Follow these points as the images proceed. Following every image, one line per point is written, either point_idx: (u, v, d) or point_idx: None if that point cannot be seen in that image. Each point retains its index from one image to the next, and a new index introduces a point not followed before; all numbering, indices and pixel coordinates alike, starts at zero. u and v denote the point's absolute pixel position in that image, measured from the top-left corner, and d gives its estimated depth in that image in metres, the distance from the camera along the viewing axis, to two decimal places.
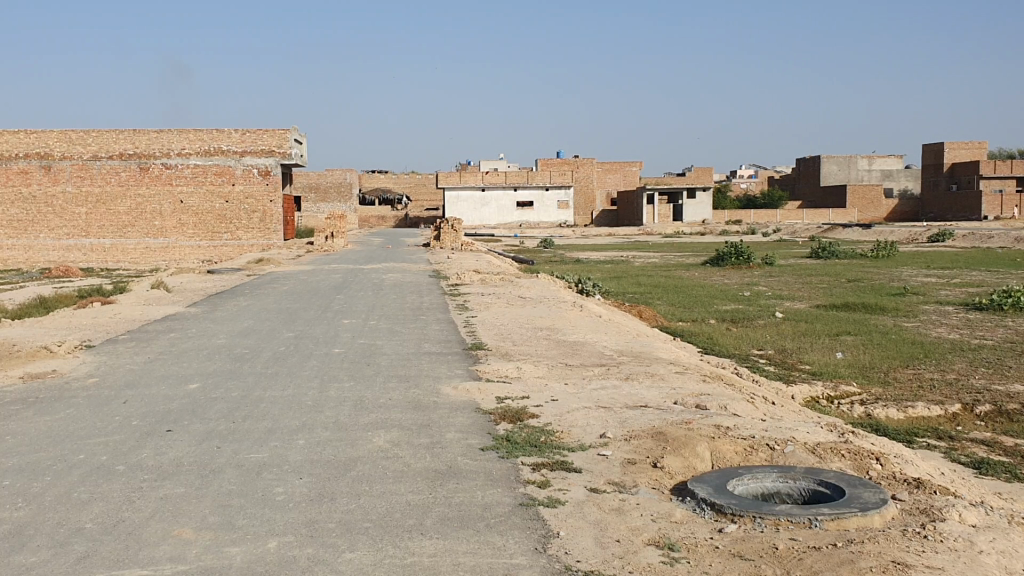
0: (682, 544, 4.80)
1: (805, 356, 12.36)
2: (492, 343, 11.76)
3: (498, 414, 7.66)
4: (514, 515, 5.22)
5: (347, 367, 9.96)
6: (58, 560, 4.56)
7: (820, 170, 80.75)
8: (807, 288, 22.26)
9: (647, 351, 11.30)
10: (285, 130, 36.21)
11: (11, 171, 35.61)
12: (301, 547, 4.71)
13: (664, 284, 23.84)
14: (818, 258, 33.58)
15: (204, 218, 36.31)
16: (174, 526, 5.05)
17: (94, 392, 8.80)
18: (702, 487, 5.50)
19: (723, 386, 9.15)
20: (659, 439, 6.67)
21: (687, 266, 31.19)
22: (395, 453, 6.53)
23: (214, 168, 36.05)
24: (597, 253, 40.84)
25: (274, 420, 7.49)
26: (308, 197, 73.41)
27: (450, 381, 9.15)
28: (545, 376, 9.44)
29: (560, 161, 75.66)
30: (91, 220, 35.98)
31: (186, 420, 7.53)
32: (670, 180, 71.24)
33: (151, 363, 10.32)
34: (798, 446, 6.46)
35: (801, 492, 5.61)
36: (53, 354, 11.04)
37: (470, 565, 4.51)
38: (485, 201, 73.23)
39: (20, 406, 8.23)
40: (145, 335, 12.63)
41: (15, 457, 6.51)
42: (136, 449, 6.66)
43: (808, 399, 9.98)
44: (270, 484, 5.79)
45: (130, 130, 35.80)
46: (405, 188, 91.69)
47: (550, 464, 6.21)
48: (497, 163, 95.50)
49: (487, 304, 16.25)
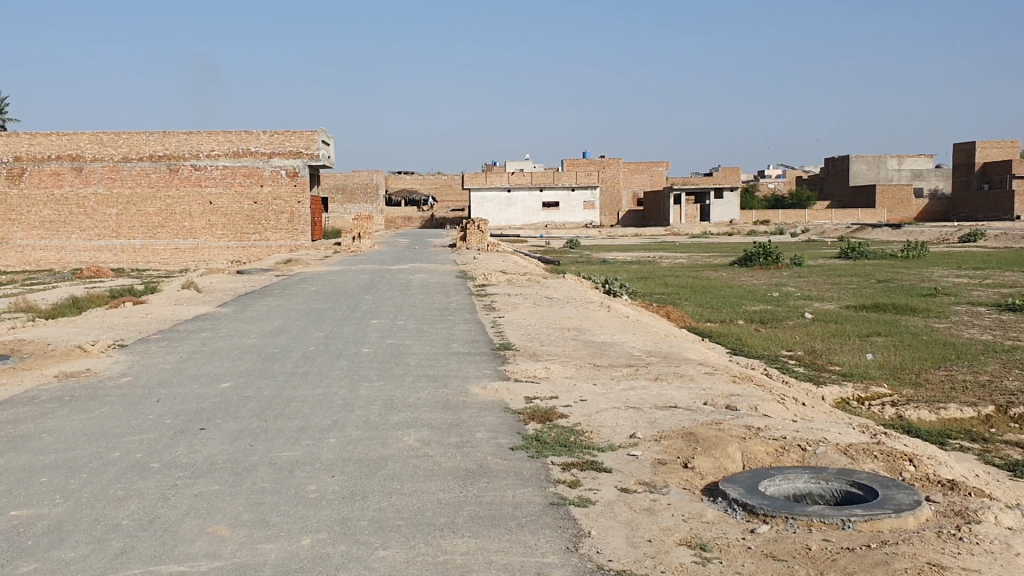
0: (715, 544, 4.79)
1: (834, 356, 12.30)
2: (520, 343, 11.79)
3: (528, 414, 7.68)
4: (545, 514, 5.23)
5: (377, 367, 10.01)
6: (97, 555, 4.64)
7: (850, 169, 80.15)
8: (836, 288, 22.21)
9: (676, 351, 11.31)
10: (313, 131, 36.40)
11: (44, 173, 36.05)
12: (335, 545, 4.75)
13: (692, 284, 23.81)
14: (849, 258, 33.32)
15: (233, 219, 36.61)
16: (209, 522, 5.11)
17: (126, 391, 8.90)
18: (733, 488, 5.49)
19: (753, 386, 9.14)
20: (689, 440, 6.67)
21: (715, 266, 31.32)
22: (426, 452, 6.55)
23: (242, 170, 36.33)
24: (625, 253, 41.38)
25: (305, 419, 7.55)
26: (336, 198, 73.73)
27: (478, 380, 9.18)
28: (573, 376, 9.47)
29: (586, 162, 75.53)
30: (122, 221, 36.41)
31: (219, 418, 7.61)
32: (699, 181, 71.08)
33: (184, 363, 10.44)
34: (830, 447, 6.43)
35: (834, 494, 5.59)
36: (87, 353, 11.20)
37: (503, 564, 4.53)
38: (512, 202, 73.28)
39: (56, 405, 8.35)
40: (178, 334, 12.77)
41: (52, 455, 6.60)
42: (171, 447, 6.75)
43: (839, 399, 9.92)
44: (302, 482, 5.85)
45: (160, 133, 36.16)
46: (430, 188, 91.76)
47: (580, 464, 6.21)
48: (522, 163, 96.01)
49: (514, 305, 16.32)
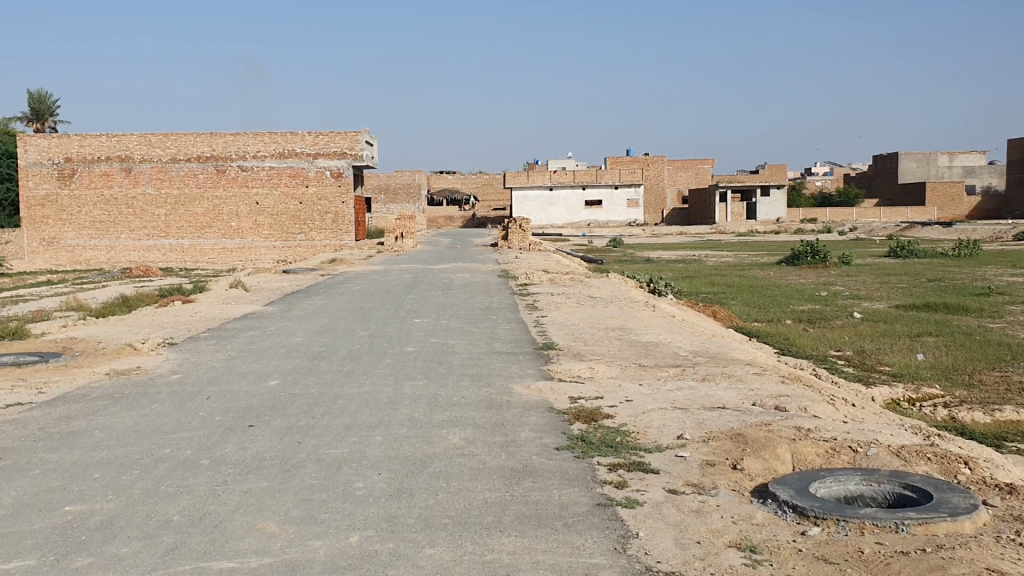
0: (765, 546, 4.72)
1: (885, 357, 12.08)
2: (564, 343, 11.71)
3: (572, 414, 7.65)
4: (591, 515, 5.20)
5: (421, 366, 10.03)
6: (149, 551, 4.71)
7: (899, 167, 78.80)
8: (885, 288, 21.72)
9: (723, 351, 11.18)
10: (357, 132, 36.50)
11: (94, 173, 36.73)
12: (383, 542, 4.77)
13: (737, 283, 23.44)
14: (898, 257, 32.73)
15: (279, 219, 37.01)
16: (259, 519, 5.15)
17: (177, 388, 9.04)
18: (783, 490, 5.41)
19: (802, 387, 9.00)
20: (738, 441, 6.58)
21: (761, 266, 30.52)
22: (471, 451, 6.55)
23: (287, 170, 36.69)
24: (669, 253, 40.16)
25: (351, 416, 7.61)
26: (379, 198, 74.18)
27: (522, 380, 9.17)
28: (618, 376, 9.41)
29: (629, 160, 75.15)
30: (171, 220, 37.02)
31: (267, 416, 7.70)
32: (744, 179, 70.34)
33: (232, 360, 10.57)
34: (883, 449, 6.30)
35: (886, 496, 5.49)
36: (138, 351, 11.38)
37: (550, 563, 4.51)
38: (554, 201, 73.19)
39: (108, 402, 8.51)
40: (226, 333, 12.93)
41: (105, 452, 6.72)
42: (221, 443, 6.83)
43: (889, 401, 9.73)
44: (350, 479, 5.88)
45: (208, 134, 36.64)
46: (472, 188, 91.96)
47: (627, 465, 6.17)
48: (565, 162, 95.78)
49: (558, 304, 16.24)
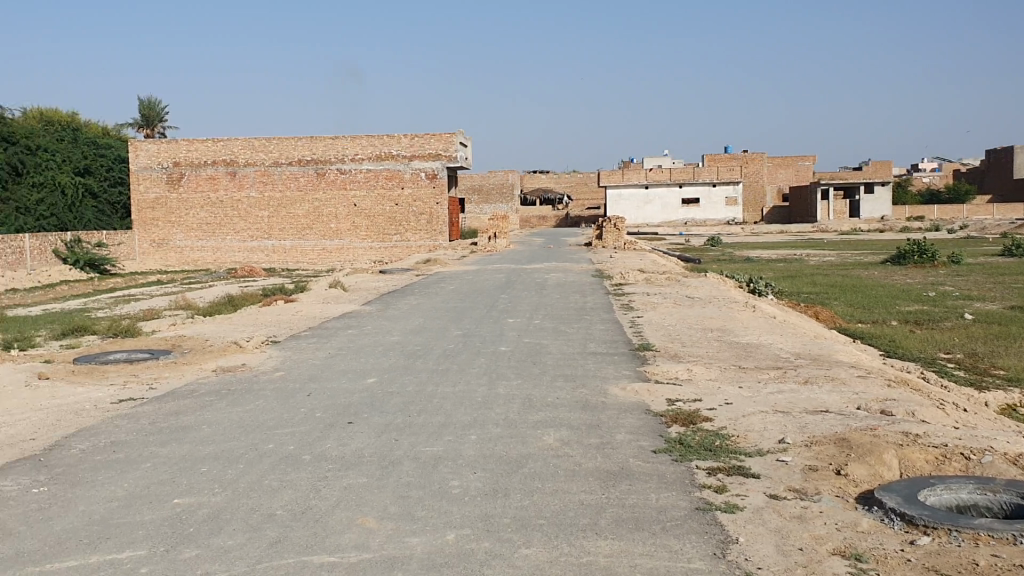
0: (872, 555, 4.56)
1: (999, 360, 11.53)
2: (660, 344, 11.58)
3: (670, 417, 7.55)
4: (690, 519, 5.12)
5: (515, 366, 10.06)
6: (253, 544, 4.84)
7: (1013, 161, 75.33)
8: (999, 287, 20.78)
9: (826, 354, 10.86)
10: (451, 134, 36.77)
11: (201, 177, 38.10)
12: (479, 541, 4.80)
13: (839, 283, 22.78)
14: (1013, 255, 31.29)
15: (376, 220, 37.67)
16: (358, 515, 5.24)
17: (279, 385, 9.28)
18: (891, 497, 5.22)
19: (909, 391, 8.67)
20: (842, 446, 6.38)
21: (867, 265, 29.07)
22: (566, 452, 6.53)
23: (384, 173, 37.31)
24: (769, 253, 38.55)
25: (447, 415, 7.68)
26: (473, 198, 74.81)
27: (618, 381, 9.11)
28: (715, 378, 9.25)
29: (726, 158, 73.91)
30: (273, 222, 38.12)
31: (365, 413, 7.84)
32: (846, 176, 68.33)
33: (332, 359, 10.80)
34: (997, 457, 6.02)
35: (1003, 506, 5.25)
36: (242, 348, 11.73)
37: (648, 567, 4.46)
38: (648, 200, 72.54)
39: (214, 398, 8.80)
40: (325, 331, 13.23)
41: (212, 446, 6.94)
42: (321, 440, 6.98)
43: (1004, 406, 9.27)
44: (446, 477, 5.93)
45: (308, 138, 37.56)
46: (566, 187, 91.88)
47: (726, 469, 6.05)
48: (660, 160, 94.76)
49: (653, 304, 16.06)
